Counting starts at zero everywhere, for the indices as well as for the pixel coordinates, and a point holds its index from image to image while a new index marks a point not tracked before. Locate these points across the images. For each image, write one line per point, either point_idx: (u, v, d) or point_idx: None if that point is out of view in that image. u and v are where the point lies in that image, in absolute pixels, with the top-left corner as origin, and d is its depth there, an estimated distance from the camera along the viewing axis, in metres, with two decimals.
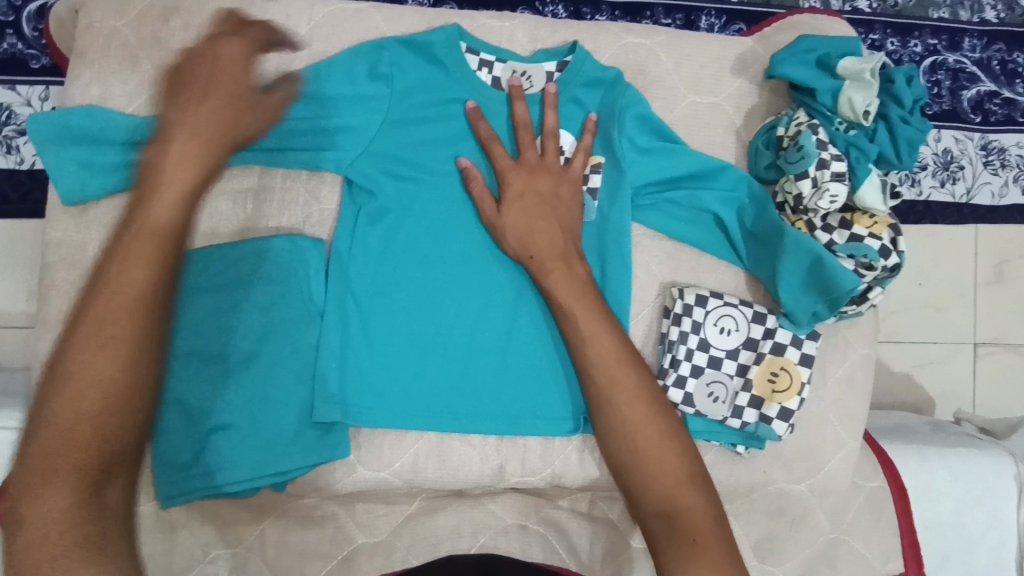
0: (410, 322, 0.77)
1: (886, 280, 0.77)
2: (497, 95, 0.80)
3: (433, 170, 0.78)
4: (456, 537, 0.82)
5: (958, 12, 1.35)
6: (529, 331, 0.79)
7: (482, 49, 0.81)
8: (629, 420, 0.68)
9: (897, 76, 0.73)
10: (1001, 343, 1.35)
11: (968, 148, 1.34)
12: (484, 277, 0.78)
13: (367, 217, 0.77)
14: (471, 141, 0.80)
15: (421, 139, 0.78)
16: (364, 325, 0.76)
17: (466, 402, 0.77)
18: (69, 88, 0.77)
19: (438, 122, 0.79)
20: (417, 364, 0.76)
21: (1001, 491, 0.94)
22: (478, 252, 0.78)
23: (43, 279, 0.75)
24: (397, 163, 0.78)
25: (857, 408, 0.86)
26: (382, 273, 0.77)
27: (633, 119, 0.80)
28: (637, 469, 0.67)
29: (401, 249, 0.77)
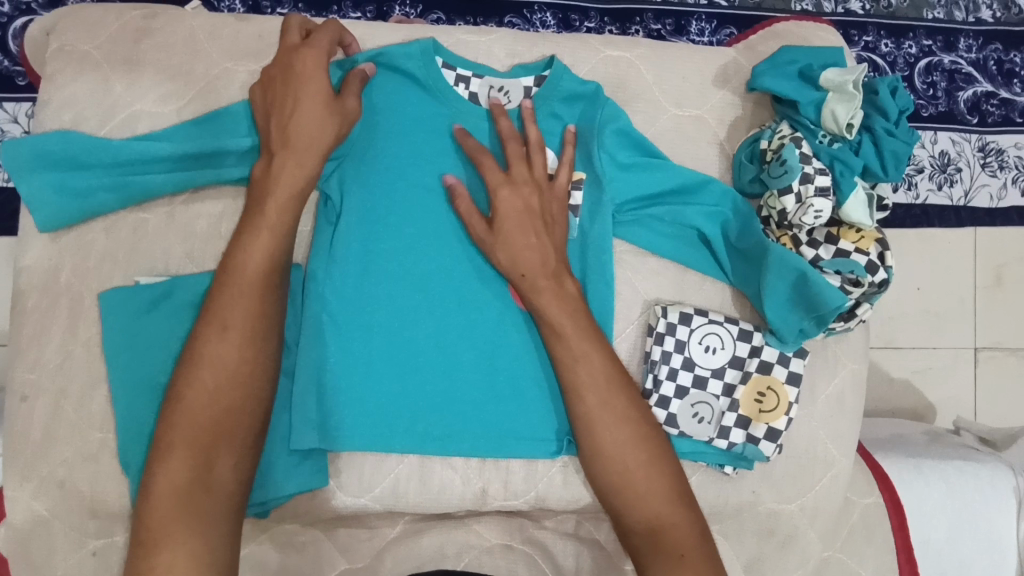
0: (388, 345, 0.75)
1: (874, 296, 0.75)
2: (475, 110, 0.79)
3: (410, 188, 0.77)
4: (440, 558, 0.79)
5: (953, 12, 1.33)
6: (510, 352, 0.77)
7: (458, 64, 0.80)
8: (617, 441, 0.67)
9: (881, 87, 0.72)
10: (1002, 348, 1.33)
11: (964, 150, 1.31)
12: (464, 297, 0.77)
13: (345, 239, 0.76)
14: (452, 159, 0.78)
15: (397, 157, 0.77)
16: (340, 348, 0.75)
17: (445, 425, 0.76)
18: (41, 113, 0.76)
19: (416, 140, 0.78)
20: (395, 387, 0.75)
21: (1000, 505, 0.92)
22: (457, 272, 0.77)
23: (15, 308, 0.74)
24: (376, 183, 0.76)
25: (849, 425, 0.84)
26: (362, 296, 0.75)
27: (614, 134, 0.78)
28: (625, 491, 0.65)
29: (381, 270, 0.76)
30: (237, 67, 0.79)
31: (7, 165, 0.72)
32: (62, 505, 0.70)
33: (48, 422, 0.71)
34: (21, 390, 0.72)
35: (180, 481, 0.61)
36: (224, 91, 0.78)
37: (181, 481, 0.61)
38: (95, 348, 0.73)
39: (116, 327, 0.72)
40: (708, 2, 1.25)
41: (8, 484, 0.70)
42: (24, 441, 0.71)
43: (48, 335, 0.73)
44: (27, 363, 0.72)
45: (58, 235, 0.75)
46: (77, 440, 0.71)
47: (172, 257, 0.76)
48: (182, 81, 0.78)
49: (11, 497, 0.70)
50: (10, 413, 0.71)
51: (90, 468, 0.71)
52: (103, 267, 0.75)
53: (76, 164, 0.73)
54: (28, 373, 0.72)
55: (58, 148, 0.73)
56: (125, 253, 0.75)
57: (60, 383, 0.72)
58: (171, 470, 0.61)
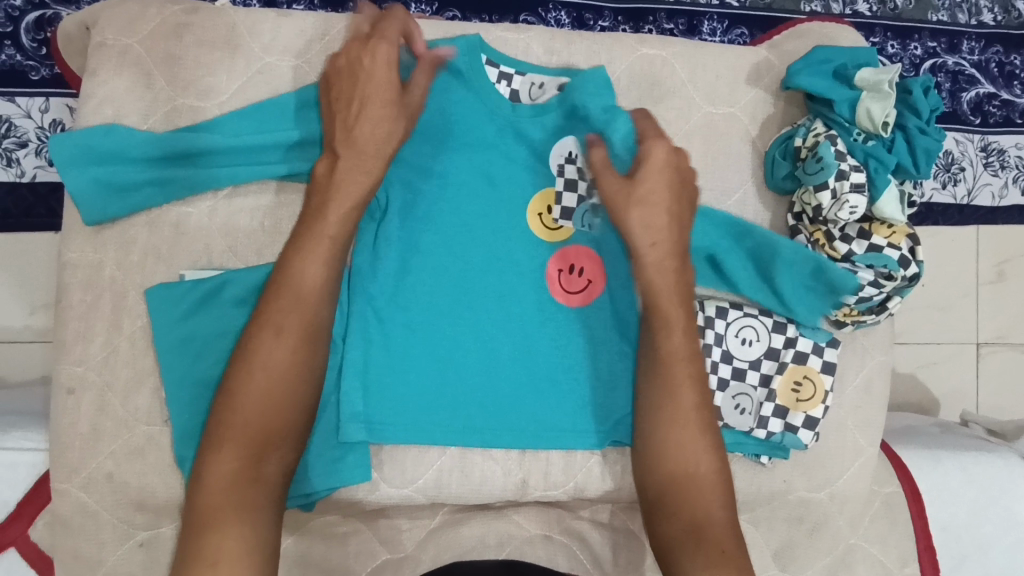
0: (432, 338, 0.76)
1: (905, 290, 0.78)
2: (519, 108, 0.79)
3: (454, 182, 0.78)
4: (482, 548, 0.82)
5: (957, 15, 1.36)
6: (551, 346, 0.78)
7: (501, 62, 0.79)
8: (677, 438, 0.69)
9: (914, 86, 0.74)
10: (1004, 342, 1.37)
11: (967, 150, 1.34)
12: (506, 290, 0.78)
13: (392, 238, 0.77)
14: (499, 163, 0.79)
15: (441, 152, 0.78)
16: (386, 341, 0.75)
17: (488, 417, 0.77)
18: (81, 107, 0.75)
19: (461, 134, 0.78)
20: (440, 380, 0.76)
21: (1015, 492, 0.94)
22: (500, 266, 0.78)
23: (60, 301, 0.74)
24: (425, 184, 0.78)
25: (875, 414, 0.87)
26: (406, 293, 0.76)
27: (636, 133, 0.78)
28: (681, 493, 0.67)
29: (426, 269, 0.77)
30: (277, 63, 0.79)
31: (56, 159, 0.72)
32: (110, 498, 0.72)
33: (95, 416, 0.72)
34: (69, 383, 0.72)
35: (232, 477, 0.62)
36: (264, 87, 0.78)
37: (232, 479, 0.62)
38: (140, 342, 0.74)
39: (166, 322, 0.72)
40: (719, 3, 1.27)
41: (58, 478, 0.71)
42: (72, 435, 0.71)
43: (92, 330, 0.73)
44: (74, 356, 0.73)
45: (102, 230, 0.74)
46: (124, 434, 0.72)
47: (215, 251, 0.76)
48: (221, 75, 0.77)
49: (60, 491, 0.71)
50: (57, 406, 0.72)
51: (136, 463, 0.72)
52: (147, 262, 0.75)
53: (121, 159, 0.73)
54: (74, 367, 0.72)
55: (95, 141, 0.72)
56: (168, 247, 0.75)
57: (107, 377, 0.73)
58: (223, 466, 0.62)
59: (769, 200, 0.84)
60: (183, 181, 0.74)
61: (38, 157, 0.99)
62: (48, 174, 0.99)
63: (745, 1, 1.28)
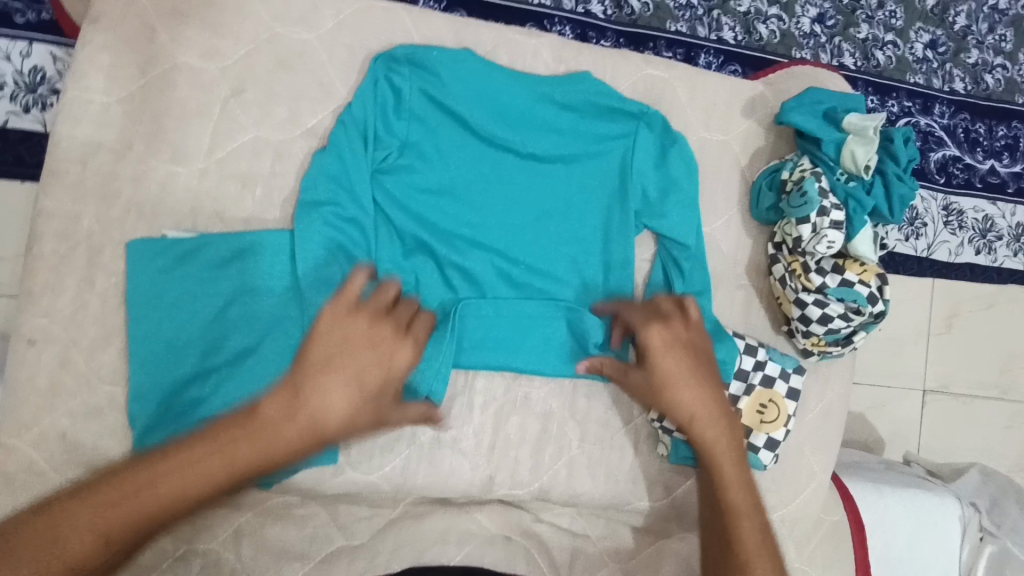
0: (444, 189, 0.78)
1: (871, 325, 0.82)
2: (383, 188, 0.76)
3: (401, 252, 0.77)
4: (442, 544, 0.76)
5: (932, 80, 1.43)
6: (566, 263, 0.81)
7: (497, 191, 0.79)
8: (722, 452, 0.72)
9: (896, 136, 0.79)
10: (947, 392, 1.44)
11: (931, 207, 1.42)
12: (517, 177, 0.80)
13: (340, 217, 0.73)
14: (451, 126, 0.78)
15: (475, 238, 0.78)
16: (387, 198, 0.76)
17: (496, 195, 0.79)
18: (78, 51, 0.73)
19: (479, 214, 0.79)
20: (437, 185, 0.78)
21: (947, 529, 1.00)
22: (508, 218, 0.79)
23: (31, 248, 0.71)
24: (351, 221, 0.74)
25: (830, 442, 0.91)
26: (396, 130, 0.76)
27: (501, 122, 0.79)
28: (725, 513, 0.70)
29: (447, 108, 0.77)
30: (288, 34, 0.78)
31: (76, 103, 0.73)
32: (60, 458, 0.69)
33: (55, 369, 0.70)
34: (31, 334, 0.70)
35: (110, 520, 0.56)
36: (272, 57, 0.77)
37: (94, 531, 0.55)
38: (112, 300, 0.72)
39: (139, 278, 0.71)
40: (717, 38, 1.31)
41: (5, 433, 0.68)
42: (29, 388, 0.69)
43: (63, 281, 0.71)
44: (40, 307, 0.70)
45: (85, 181, 0.72)
46: (84, 391, 0.70)
47: (203, 216, 0.75)
48: (230, 39, 0.76)
49: (7, 446, 0.68)
50: (16, 355, 0.69)
51: (94, 423, 0.70)
52: (129, 217, 0.73)
53: (127, 112, 0.74)
54: (38, 318, 0.70)
55: (104, 93, 0.73)
56: (154, 206, 0.74)
57: (72, 332, 0.71)
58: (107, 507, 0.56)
59: (752, 228, 0.89)
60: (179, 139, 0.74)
61: (13, 103, 0.94)
62: (21, 121, 0.94)
63: (741, 40, 1.32)
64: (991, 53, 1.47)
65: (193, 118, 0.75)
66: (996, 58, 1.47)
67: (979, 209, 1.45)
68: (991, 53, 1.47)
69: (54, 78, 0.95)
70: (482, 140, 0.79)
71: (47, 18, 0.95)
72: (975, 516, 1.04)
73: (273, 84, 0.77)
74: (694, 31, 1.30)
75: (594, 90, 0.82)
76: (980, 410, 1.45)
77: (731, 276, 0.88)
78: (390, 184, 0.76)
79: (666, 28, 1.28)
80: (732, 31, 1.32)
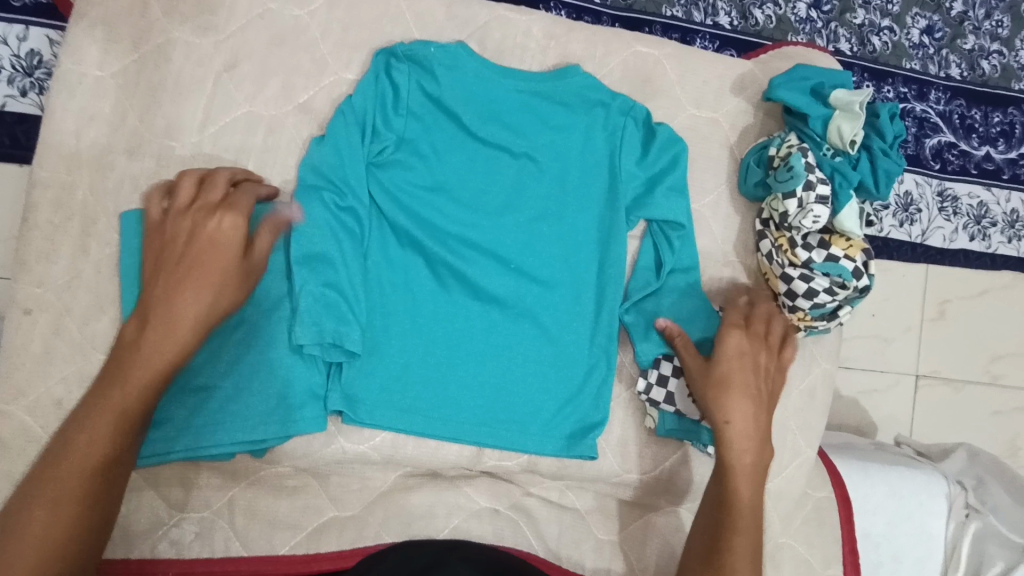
0: (436, 186, 0.78)
1: (856, 299, 0.83)
2: (376, 185, 0.77)
3: (391, 249, 0.78)
4: (430, 518, 0.81)
5: (928, 65, 1.43)
6: (556, 261, 0.81)
7: (490, 192, 0.80)
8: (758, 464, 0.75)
9: (882, 111, 0.80)
10: (938, 377, 1.45)
11: (925, 192, 1.42)
12: (508, 177, 0.80)
13: (338, 210, 0.74)
14: (444, 122, 0.79)
15: (466, 235, 0.78)
16: (381, 194, 0.77)
17: (487, 192, 0.80)
18: (71, 27, 0.74)
19: (470, 214, 0.79)
20: (430, 182, 0.78)
21: (934, 509, 1.01)
22: (500, 215, 0.79)
23: (26, 220, 0.72)
24: (345, 213, 0.75)
25: (817, 419, 0.93)
26: (394, 126, 0.77)
27: (495, 122, 0.80)
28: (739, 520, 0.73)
29: (444, 106, 0.78)
30: (280, 11, 0.79)
31: (69, 76, 0.73)
32: (55, 424, 0.70)
33: (50, 337, 0.71)
34: (26, 302, 0.71)
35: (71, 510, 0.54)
36: (265, 33, 0.78)
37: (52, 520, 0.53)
38: (106, 270, 0.73)
39: (132, 248, 0.71)
40: (712, 23, 1.31)
41: (1, 399, 0.69)
42: (23, 355, 0.70)
43: (57, 251, 0.72)
44: (35, 277, 0.71)
45: (79, 153, 0.73)
46: (79, 359, 0.71)
47: None
48: (223, 15, 0.77)
49: (3, 412, 0.69)
50: (11, 324, 0.70)
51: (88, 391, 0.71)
52: (122, 189, 0.74)
53: (120, 86, 0.74)
54: (34, 288, 0.71)
55: (97, 67, 0.74)
56: (147, 178, 0.74)
57: (67, 301, 0.72)
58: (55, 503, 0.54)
59: (741, 206, 0.90)
60: (173, 116, 0.75)
61: (9, 85, 0.95)
62: (17, 104, 0.95)
63: (737, 25, 1.32)
64: (988, 40, 1.47)
65: (187, 93, 0.76)
66: (993, 44, 1.47)
67: (974, 196, 1.45)
68: (987, 39, 1.47)
69: (50, 60, 0.95)
70: (477, 138, 0.79)
71: (43, 2, 0.96)
72: (961, 494, 1.04)
73: (265, 60, 0.78)
74: (690, 15, 1.29)
75: (586, 85, 0.83)
76: (971, 395, 1.46)
77: (720, 255, 0.89)
78: (383, 180, 0.77)
79: (662, 13, 1.28)
80: (728, 16, 1.32)
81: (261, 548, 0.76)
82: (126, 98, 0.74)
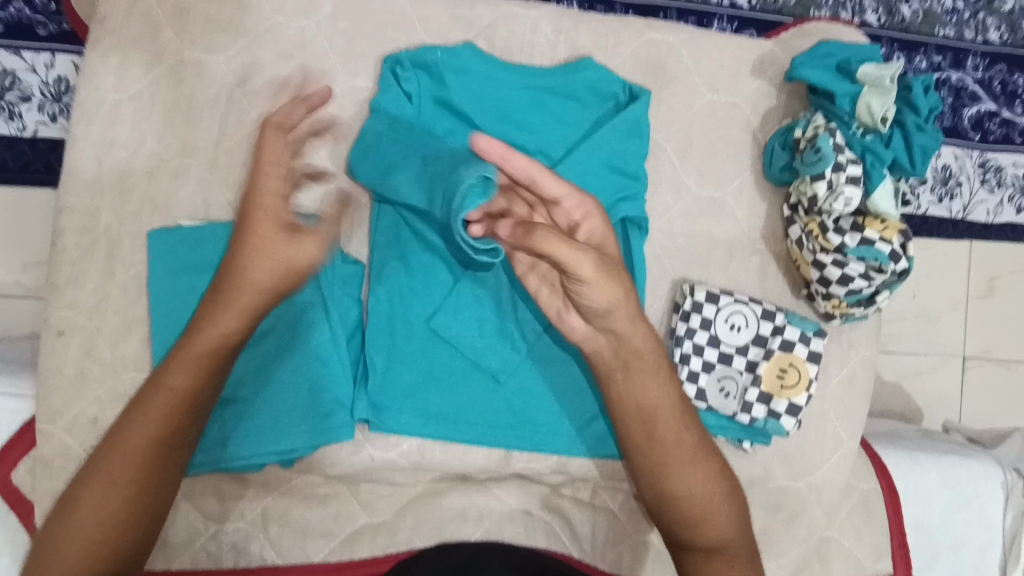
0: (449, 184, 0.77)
1: (894, 284, 0.80)
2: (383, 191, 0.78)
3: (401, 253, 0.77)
4: (461, 521, 0.81)
5: (963, 31, 1.36)
6: None
7: None
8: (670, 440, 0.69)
9: (915, 84, 0.76)
10: (988, 357, 1.38)
11: (965, 165, 1.35)
12: None
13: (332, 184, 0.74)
14: (455, 121, 0.78)
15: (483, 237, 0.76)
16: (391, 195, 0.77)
17: None
18: (87, 53, 0.75)
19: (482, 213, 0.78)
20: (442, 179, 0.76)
21: (990, 495, 0.93)
22: None
23: (54, 245, 0.74)
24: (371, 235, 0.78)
25: (859, 409, 0.89)
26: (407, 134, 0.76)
27: (506, 120, 0.79)
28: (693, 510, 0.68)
29: (454, 109, 0.78)
30: (287, 23, 0.79)
31: (87, 103, 0.75)
32: (93, 442, 0.72)
33: (83, 359, 0.73)
34: (59, 325, 0.73)
35: (120, 502, 0.56)
36: (273, 46, 0.78)
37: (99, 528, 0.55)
38: (132, 289, 0.74)
39: (157, 268, 0.73)
40: (730, 4, 1.26)
41: (41, 419, 0.72)
42: (59, 377, 0.72)
43: (85, 273, 0.74)
44: (66, 300, 0.73)
45: (100, 177, 0.75)
46: (111, 379, 0.73)
47: (214, 205, 0.77)
48: (230, 31, 0.78)
49: (43, 432, 0.72)
50: (45, 347, 0.73)
51: (122, 409, 0.73)
52: (145, 209, 0.75)
53: (135, 110, 0.76)
54: (65, 311, 0.73)
55: (113, 91, 0.75)
56: (165, 197, 0.76)
57: (97, 322, 0.74)
58: (108, 487, 0.56)
59: (767, 192, 0.87)
60: (187, 135, 0.77)
61: (41, 113, 0.98)
62: (50, 130, 0.98)
63: (755, 4, 1.27)
64: None
65: (199, 112, 0.77)
66: None
67: (1020, 165, 1.37)
68: None
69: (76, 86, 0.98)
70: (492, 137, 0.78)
71: (67, 28, 0.98)
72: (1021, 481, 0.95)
73: (275, 74, 0.78)
74: None
75: (598, 77, 0.81)
76: None
77: (746, 242, 0.87)
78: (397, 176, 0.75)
79: None
80: None
81: (296, 556, 0.77)
82: (143, 121, 0.76)
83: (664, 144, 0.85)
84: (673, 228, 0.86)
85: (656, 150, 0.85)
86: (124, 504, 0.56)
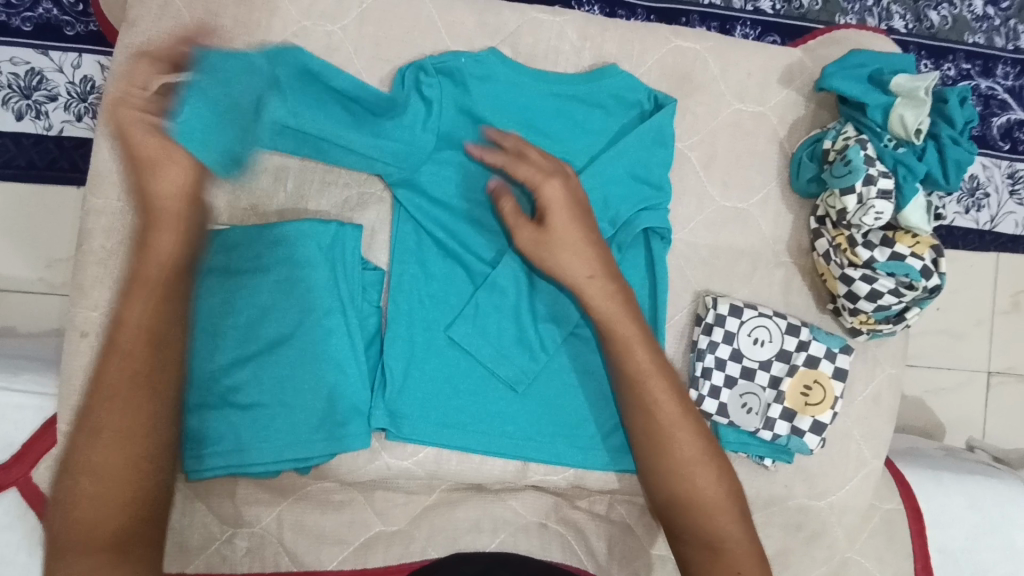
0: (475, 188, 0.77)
1: (924, 301, 0.78)
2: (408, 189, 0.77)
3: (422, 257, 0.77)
4: (476, 532, 0.81)
5: (994, 38, 1.33)
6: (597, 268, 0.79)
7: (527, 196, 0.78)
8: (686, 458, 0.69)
9: (951, 95, 0.73)
10: (1014, 373, 1.34)
11: (994, 175, 1.32)
12: None
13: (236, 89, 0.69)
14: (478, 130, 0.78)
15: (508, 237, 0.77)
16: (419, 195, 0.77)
17: None
18: (115, 56, 0.76)
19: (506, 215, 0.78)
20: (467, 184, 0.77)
21: (1018, 520, 0.91)
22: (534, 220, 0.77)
23: (80, 246, 0.75)
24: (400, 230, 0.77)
25: (883, 427, 0.87)
26: (424, 134, 0.75)
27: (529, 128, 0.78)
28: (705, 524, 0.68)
29: (476, 117, 0.77)
30: (312, 28, 0.79)
31: None
32: None
33: None
34: (83, 326, 0.73)
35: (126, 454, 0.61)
36: None
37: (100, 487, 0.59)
38: None
39: None
40: (754, 8, 1.24)
41: (64, 419, 0.72)
42: (83, 377, 0.73)
43: (109, 275, 0.74)
44: (90, 301, 0.74)
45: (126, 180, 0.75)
46: None
47: (236, 209, 0.77)
48: (256, 36, 0.78)
49: (67, 432, 0.73)
50: (70, 348, 0.73)
51: None
52: None
53: None
54: (90, 312, 0.74)
55: None
56: None
57: None
58: (108, 436, 0.60)
59: (793, 204, 0.85)
60: None
61: (66, 112, 0.98)
62: (74, 129, 0.99)
63: (780, 9, 1.25)
64: None
65: None
66: None
67: None
68: None
69: (102, 86, 0.98)
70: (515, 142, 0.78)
71: (93, 29, 0.99)
72: None
73: None
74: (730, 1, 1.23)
75: (623, 85, 0.80)
76: None
77: (771, 255, 0.85)
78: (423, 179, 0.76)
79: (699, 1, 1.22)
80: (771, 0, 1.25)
81: (310, 563, 0.77)
82: None
83: (689, 154, 0.84)
84: (696, 239, 0.84)
85: (680, 160, 0.84)
86: (129, 456, 0.61)
